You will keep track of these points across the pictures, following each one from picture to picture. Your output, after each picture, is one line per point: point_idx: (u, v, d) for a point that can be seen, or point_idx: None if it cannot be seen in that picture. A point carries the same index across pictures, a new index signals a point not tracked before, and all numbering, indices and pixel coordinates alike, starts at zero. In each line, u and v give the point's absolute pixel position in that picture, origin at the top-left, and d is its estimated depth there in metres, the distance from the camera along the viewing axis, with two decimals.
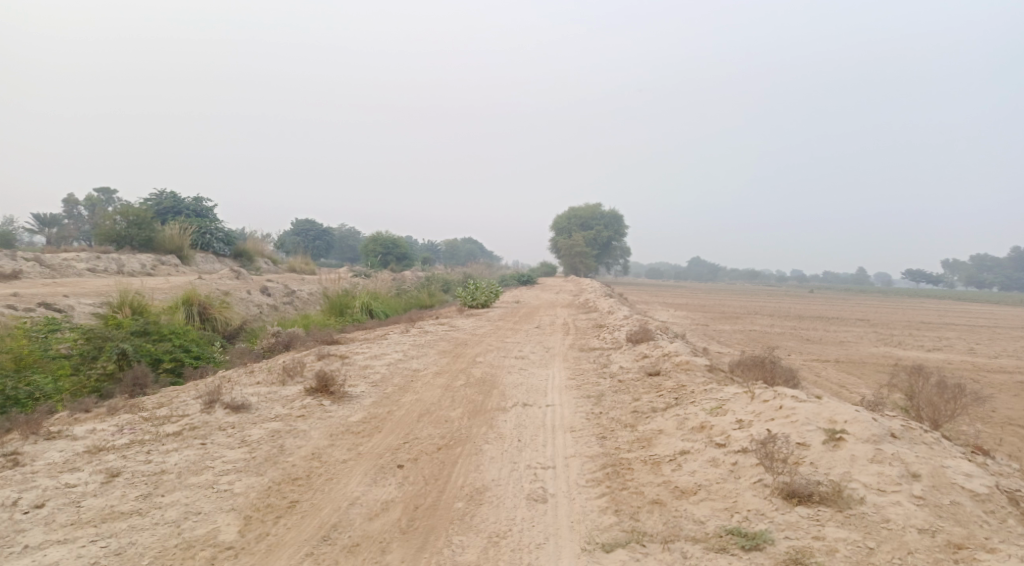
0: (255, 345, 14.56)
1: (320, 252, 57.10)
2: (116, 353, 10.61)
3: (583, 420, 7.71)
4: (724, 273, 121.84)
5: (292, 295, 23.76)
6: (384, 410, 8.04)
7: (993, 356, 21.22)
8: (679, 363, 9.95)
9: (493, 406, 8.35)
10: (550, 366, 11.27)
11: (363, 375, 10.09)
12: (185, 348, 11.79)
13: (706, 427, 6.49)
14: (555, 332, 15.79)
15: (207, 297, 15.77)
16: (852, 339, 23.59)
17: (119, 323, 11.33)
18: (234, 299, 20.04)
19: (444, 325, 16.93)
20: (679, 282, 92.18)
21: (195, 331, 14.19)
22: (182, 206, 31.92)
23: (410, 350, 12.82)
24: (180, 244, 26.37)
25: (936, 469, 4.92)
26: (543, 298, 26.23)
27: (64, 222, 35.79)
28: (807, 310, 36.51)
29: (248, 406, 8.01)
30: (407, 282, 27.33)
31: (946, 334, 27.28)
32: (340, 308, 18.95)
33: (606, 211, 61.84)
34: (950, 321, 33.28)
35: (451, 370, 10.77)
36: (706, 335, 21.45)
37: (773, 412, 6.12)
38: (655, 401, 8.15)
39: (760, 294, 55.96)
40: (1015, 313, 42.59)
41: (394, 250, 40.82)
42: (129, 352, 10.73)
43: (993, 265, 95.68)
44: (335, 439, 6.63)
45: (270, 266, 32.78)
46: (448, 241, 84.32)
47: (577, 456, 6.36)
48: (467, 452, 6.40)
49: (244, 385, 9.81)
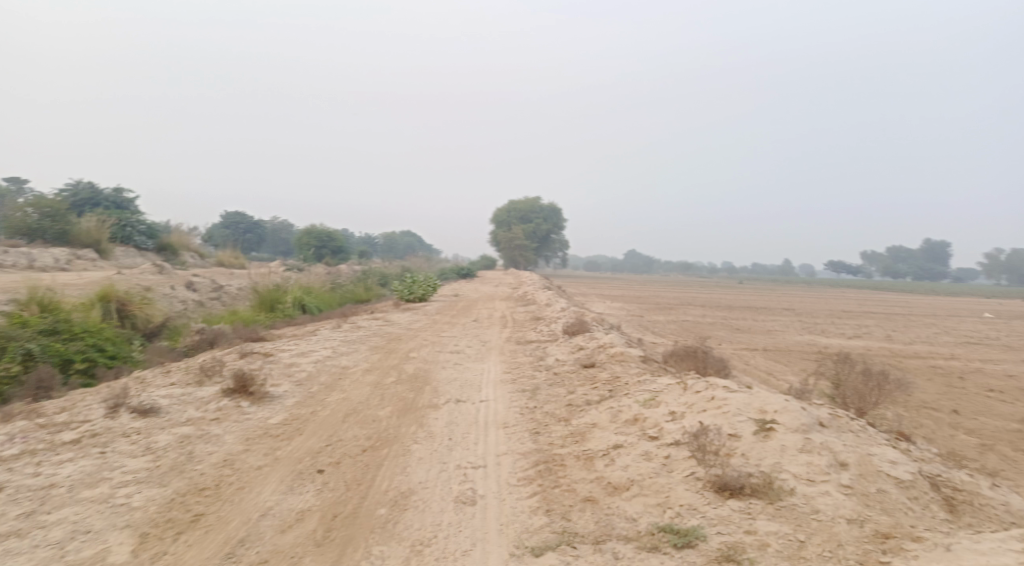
0: (176, 343, 13.82)
1: (252, 246, 55.17)
2: (21, 354, 9.90)
3: (517, 415, 7.51)
4: (659, 264, 124.46)
5: (219, 291, 22.75)
6: (308, 411, 7.65)
7: (910, 343, 22.21)
8: (615, 355, 9.89)
9: (424, 403, 8.07)
10: (485, 360, 11.05)
11: (288, 374, 9.62)
12: (99, 348, 11.14)
13: (639, 420, 6.38)
14: (491, 326, 15.59)
15: (126, 293, 14.82)
16: (779, 328, 24.29)
17: (25, 322, 10.66)
18: (156, 295, 18.99)
19: (378, 319, 16.50)
20: (617, 274, 93.44)
21: (110, 330, 13.31)
22: (100, 198, 30.16)
23: (340, 346, 12.37)
24: (98, 238, 24.93)
25: (863, 457, 4.92)
26: (481, 291, 25.97)
27: None
28: (739, 300, 37.53)
29: (158, 410, 7.54)
30: (342, 275, 26.60)
31: (866, 321, 28.50)
32: (271, 302, 18.21)
33: (545, 204, 61.99)
34: (870, 310, 34.86)
35: (383, 366, 10.41)
36: (642, 326, 21.64)
37: (705, 403, 6.05)
38: (590, 394, 8.04)
39: (694, 285, 57.23)
40: (930, 301, 44.89)
41: (329, 243, 39.76)
42: (35, 352, 10.01)
43: (908, 256, 100.88)
44: (250, 443, 6.33)
45: (197, 260, 31.32)
46: (385, 235, 82.89)
47: (509, 454, 6.14)
48: (394, 453, 6.11)
49: (157, 387, 9.22)
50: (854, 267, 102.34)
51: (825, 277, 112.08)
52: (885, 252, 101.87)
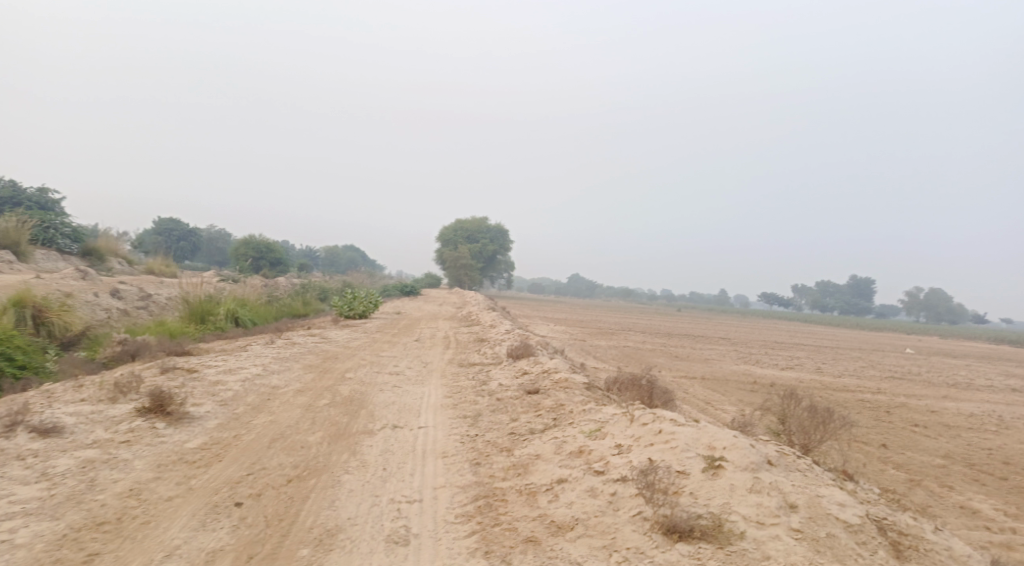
0: (95, 354, 12.92)
1: (185, 254, 53.07)
2: None
3: (457, 444, 7.16)
4: (600, 289, 126.09)
5: (147, 300, 21.60)
6: (231, 434, 7.10)
7: (839, 376, 22.82)
8: (558, 381, 9.64)
9: (359, 429, 7.63)
10: (425, 383, 10.65)
11: (212, 393, 9.00)
12: (7, 357, 11.04)
13: (585, 452, 6.13)
14: (433, 346, 15.17)
15: (44, 299, 13.80)
16: (716, 358, 24.62)
17: None
18: (77, 302, 17.84)
19: (315, 336, 15.87)
20: (559, 298, 94.00)
21: (22, 338, 12.29)
22: (22, 197, 28.44)
23: (272, 364, 11.75)
24: (17, 239, 23.45)
25: (812, 499, 4.78)
26: (423, 310, 25.49)
27: None
28: (677, 328, 38.13)
29: (62, 430, 6.89)
30: (280, 289, 25.70)
31: (797, 353, 29.26)
32: (202, 314, 17.33)
33: (492, 225, 61.95)
34: (800, 342, 35.94)
35: (316, 387, 9.87)
36: (583, 351, 21.56)
37: (652, 437, 5.85)
38: (533, 422, 7.76)
39: (634, 312, 57.96)
40: (856, 335, 46.63)
41: (268, 255, 38.53)
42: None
43: (836, 291, 105.07)
44: (161, 471, 5.79)
45: (125, 267, 29.78)
46: (327, 249, 81.15)
47: (447, 487, 5.79)
48: (322, 484, 5.68)
49: (65, 404, 8.47)
50: (785, 300, 105.98)
51: (758, 307, 115.51)
52: (814, 287, 105.96)
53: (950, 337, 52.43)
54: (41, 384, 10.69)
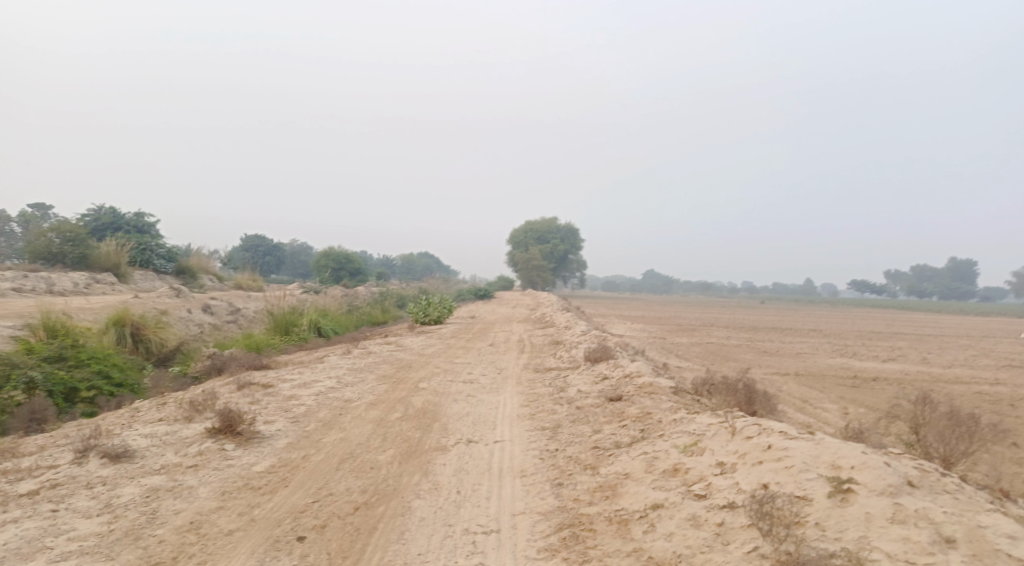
0: (186, 369, 13.03)
1: (271, 268, 54.84)
2: (24, 382, 9.91)
3: (536, 461, 6.55)
4: (677, 284, 122.82)
5: (235, 314, 22.08)
6: (299, 455, 6.73)
7: (947, 366, 20.91)
8: (642, 386, 8.89)
9: (432, 445, 7.14)
10: (501, 391, 10.11)
11: (285, 409, 8.74)
12: (105, 375, 11.22)
13: (681, 472, 5.41)
14: (509, 351, 14.64)
15: (140, 317, 14.09)
16: (808, 351, 23.07)
17: (30, 349, 10.73)
18: (171, 319, 18.32)
19: (391, 343, 15.64)
20: (636, 295, 92.34)
21: (119, 356, 12.51)
22: (122, 222, 29.76)
23: (346, 375, 11.47)
24: (117, 261, 24.50)
25: (973, 530, 3.91)
26: (499, 313, 25.09)
27: None
28: (763, 320, 36.28)
29: (133, 454, 6.72)
30: (359, 298, 25.86)
31: (896, 343, 27.11)
32: (286, 326, 17.43)
33: (563, 224, 61.15)
34: (898, 330, 33.45)
35: (389, 399, 9.47)
36: (664, 350, 20.54)
37: (761, 454, 5.07)
38: (618, 435, 7.07)
39: (714, 306, 55.94)
40: (959, 320, 43.20)
41: (347, 265, 39.15)
42: (39, 379, 10.09)
43: (934, 275, 98.58)
44: (226, 499, 5.46)
45: (215, 283, 30.78)
46: (403, 257, 82.41)
47: (526, 513, 5.20)
48: (392, 511, 5.21)
49: (143, 424, 8.37)
50: (876, 286, 100.25)
51: (847, 295, 109.78)
52: (908, 272, 99.80)
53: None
54: (133, 400, 10.75)
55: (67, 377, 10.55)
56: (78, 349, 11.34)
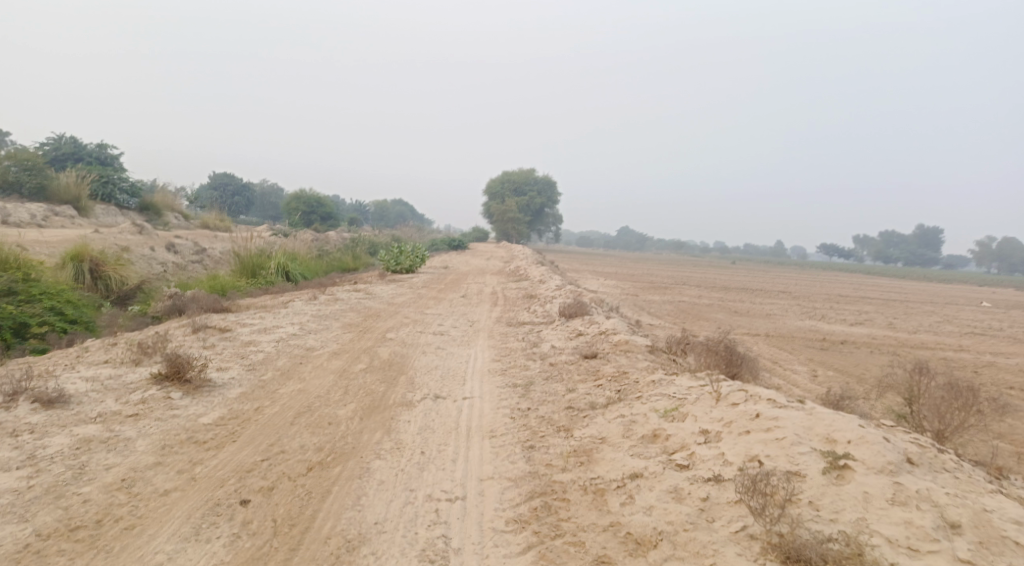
0: (146, 308, 12.34)
1: (240, 209, 53.19)
2: None
3: (507, 420, 6.16)
4: (650, 242, 122.98)
5: (201, 254, 21.21)
6: (251, 407, 6.24)
7: (913, 332, 21.04)
8: (618, 344, 8.54)
9: (396, 400, 6.70)
10: (471, 344, 9.68)
11: (241, 356, 8.20)
12: (58, 312, 10.51)
13: (661, 439, 5.05)
14: (482, 303, 14.19)
15: (99, 253, 13.27)
16: (778, 312, 23.08)
17: None
18: (132, 256, 17.45)
19: (359, 291, 15.07)
20: (610, 251, 92.14)
21: (74, 293, 11.76)
22: (84, 154, 28.26)
23: (310, 322, 10.92)
24: (78, 194, 23.29)
25: (979, 515, 3.60)
26: (472, 263, 24.55)
27: None
28: (734, 281, 36.34)
29: (70, 400, 6.16)
30: (331, 243, 25.08)
31: (863, 307, 27.32)
32: (253, 268, 16.72)
33: (540, 177, 60.30)
34: (864, 294, 33.79)
35: (354, 349, 8.99)
36: (637, 307, 20.30)
37: (749, 423, 4.72)
38: (593, 394, 6.72)
39: (687, 263, 56.08)
40: (922, 287, 43.82)
41: (319, 209, 38.03)
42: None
43: (900, 242, 100.16)
44: (165, 454, 4.97)
45: (181, 222, 29.59)
46: (376, 203, 80.78)
47: (495, 479, 4.83)
48: (348, 472, 4.80)
49: (87, 366, 7.78)
50: (845, 251, 101.60)
51: (816, 259, 111.13)
52: (876, 238, 101.29)
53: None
54: (86, 339, 10.09)
55: (16, 312, 9.83)
56: (29, 284, 10.57)
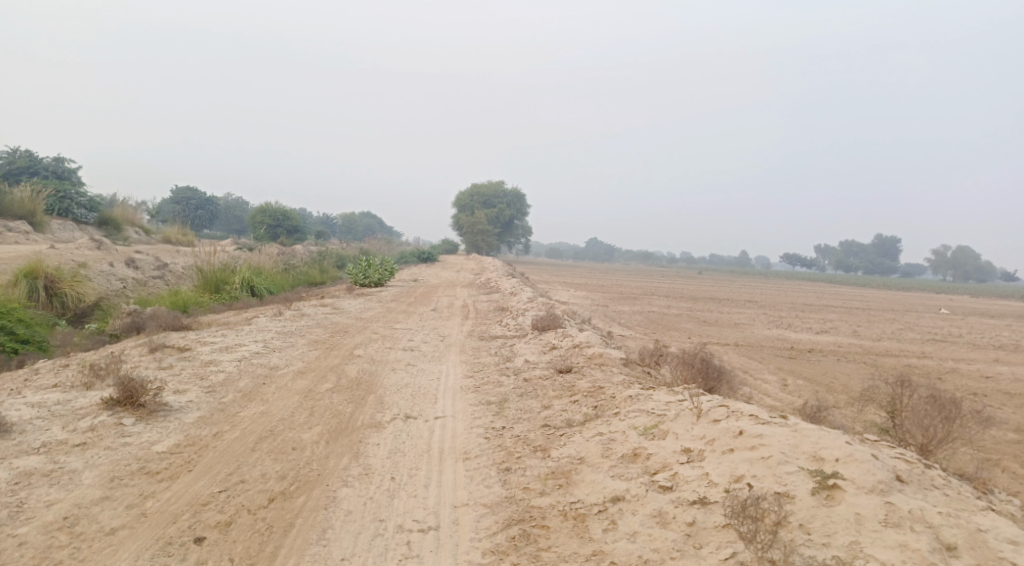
0: (103, 326, 11.81)
1: (204, 223, 52.03)
2: None
3: (481, 441, 5.91)
4: (618, 253, 123.77)
5: (163, 269, 20.56)
6: (210, 433, 5.89)
7: (878, 339, 21.30)
8: (593, 358, 8.36)
9: (365, 422, 6.41)
10: (442, 360, 9.41)
11: (200, 377, 7.82)
12: (9, 331, 9.96)
13: (642, 458, 4.87)
14: (452, 317, 13.92)
15: (54, 269, 12.69)
16: (746, 322, 23.19)
17: None
18: (90, 273, 16.81)
19: (326, 306, 14.69)
20: (578, 263, 92.42)
21: (26, 311, 11.20)
22: (39, 167, 27.29)
23: (275, 339, 10.55)
24: (33, 209, 22.45)
25: (973, 535, 3.47)
26: (441, 276, 24.25)
27: None
28: (702, 291, 36.59)
29: (12, 429, 5.74)
30: (297, 257, 24.55)
31: (828, 316, 27.68)
32: (216, 284, 16.22)
33: (509, 189, 60.25)
34: (829, 303, 34.28)
35: (320, 368, 8.66)
36: (608, 319, 20.20)
37: (732, 441, 4.55)
38: (569, 411, 6.51)
39: (655, 274, 56.45)
40: (884, 296, 44.69)
41: (285, 222, 37.35)
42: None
43: (861, 251, 102.41)
44: (114, 487, 4.62)
45: (142, 236, 28.75)
46: (343, 215, 79.86)
47: (470, 505, 4.60)
48: (313, 503, 4.54)
49: (34, 391, 7.32)
50: (808, 260, 103.46)
51: (780, 268, 112.97)
52: (837, 247, 103.42)
53: (979, 296, 50.14)
54: (38, 359, 9.57)
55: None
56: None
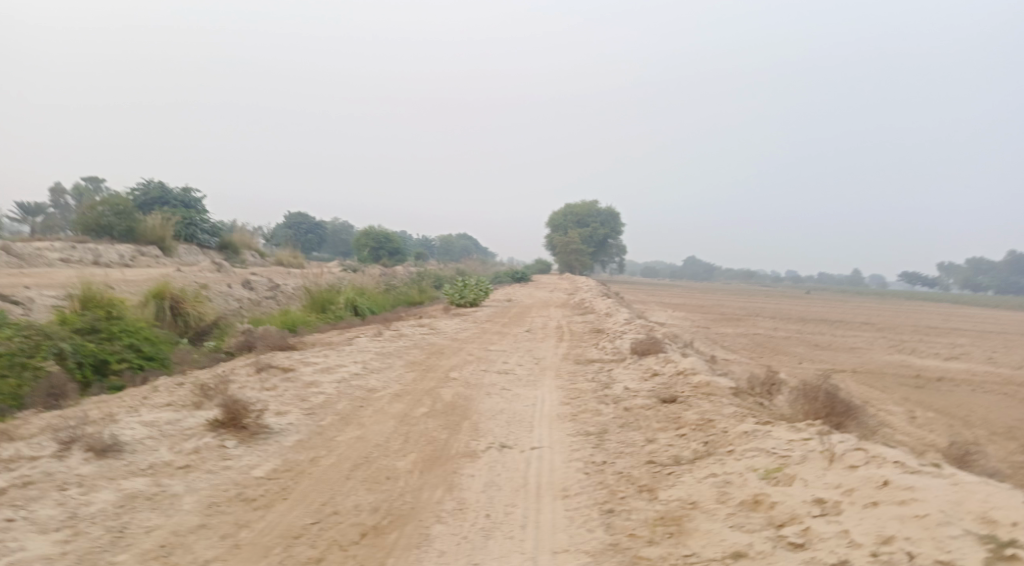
0: (219, 345, 12.26)
1: (313, 246, 54.42)
2: (54, 354, 9.20)
3: (581, 477, 5.52)
4: (719, 272, 119.68)
5: (275, 290, 21.44)
6: (307, 458, 5.82)
7: (1018, 367, 19.12)
8: (700, 387, 7.76)
9: (460, 451, 6.16)
10: (539, 385, 9.08)
11: (301, 399, 7.85)
12: (138, 349, 10.44)
13: (765, 506, 4.33)
14: (548, 339, 13.57)
15: (180, 290, 13.36)
16: (863, 346, 21.48)
17: (64, 319, 10.01)
18: (210, 294, 17.71)
19: (424, 326, 14.73)
20: (677, 282, 89.89)
21: (154, 330, 11.78)
22: (170, 197, 29.32)
23: (374, 361, 10.57)
24: (163, 235, 24.07)
25: None
26: (536, 296, 24.01)
27: (50, 212, 32.99)
28: (811, 312, 34.46)
29: (124, 448, 5.86)
30: (398, 278, 25.01)
31: (956, 339, 25.30)
32: (323, 304, 16.67)
33: (604, 208, 59.56)
34: (956, 326, 31.37)
35: (416, 391, 8.52)
36: (710, 342, 19.23)
37: (876, 492, 3.95)
38: (676, 446, 6.01)
39: (759, 294, 53.89)
40: (1017, 318, 40.62)
41: (387, 244, 38.37)
42: (68, 350, 9.30)
43: (990, 269, 94.02)
44: (211, 515, 4.56)
45: (256, 260, 30.28)
46: (443, 236, 81.52)
47: (571, 552, 4.25)
48: (405, 541, 4.33)
49: (149, 409, 7.57)
50: (929, 279, 96.10)
51: (897, 288, 105.61)
52: (962, 265, 95.56)
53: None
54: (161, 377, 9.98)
55: (96, 349, 9.77)
56: (110, 321, 10.51)
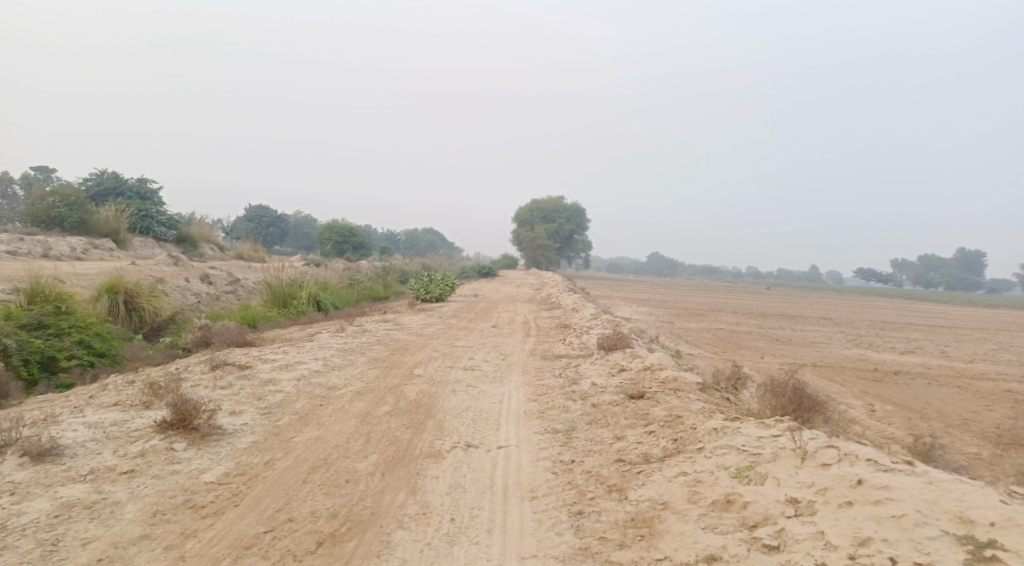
0: (176, 341, 11.79)
1: (275, 240, 53.28)
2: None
3: (549, 476, 5.36)
4: (682, 268, 121.05)
5: (235, 284, 20.84)
6: (262, 460, 5.54)
7: (970, 361, 19.59)
8: (667, 383, 7.66)
9: (424, 451, 5.94)
10: (505, 381, 8.90)
11: (258, 397, 7.53)
12: (89, 345, 9.97)
13: (737, 506, 4.22)
14: (514, 334, 13.39)
15: (135, 284, 12.83)
16: (823, 341, 21.78)
17: (8, 314, 9.48)
18: (166, 288, 17.09)
19: (388, 321, 14.42)
20: (641, 278, 90.56)
21: (106, 325, 11.27)
22: (125, 188, 28.31)
23: (335, 357, 10.26)
24: (117, 227, 23.21)
25: None
26: (502, 291, 23.81)
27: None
28: (772, 307, 34.94)
29: (64, 451, 5.51)
30: (362, 272, 24.56)
31: (911, 334, 25.89)
32: (284, 299, 16.22)
33: (569, 204, 59.59)
34: (910, 321, 32.16)
35: (379, 388, 8.27)
36: (675, 337, 19.28)
37: (850, 492, 3.86)
38: (645, 444, 5.88)
39: (721, 290, 54.55)
40: (966, 313, 41.85)
41: (351, 238, 37.74)
42: (14, 347, 8.81)
43: (941, 266, 96.89)
44: (155, 524, 4.28)
45: (216, 253, 29.47)
46: (408, 231, 80.70)
47: (539, 558, 4.09)
48: (365, 549, 4.12)
49: (95, 409, 7.18)
50: (883, 275, 98.57)
51: (853, 283, 108.16)
52: (915, 262, 98.23)
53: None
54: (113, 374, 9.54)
55: (43, 346, 9.28)
56: (59, 317, 10.00)
